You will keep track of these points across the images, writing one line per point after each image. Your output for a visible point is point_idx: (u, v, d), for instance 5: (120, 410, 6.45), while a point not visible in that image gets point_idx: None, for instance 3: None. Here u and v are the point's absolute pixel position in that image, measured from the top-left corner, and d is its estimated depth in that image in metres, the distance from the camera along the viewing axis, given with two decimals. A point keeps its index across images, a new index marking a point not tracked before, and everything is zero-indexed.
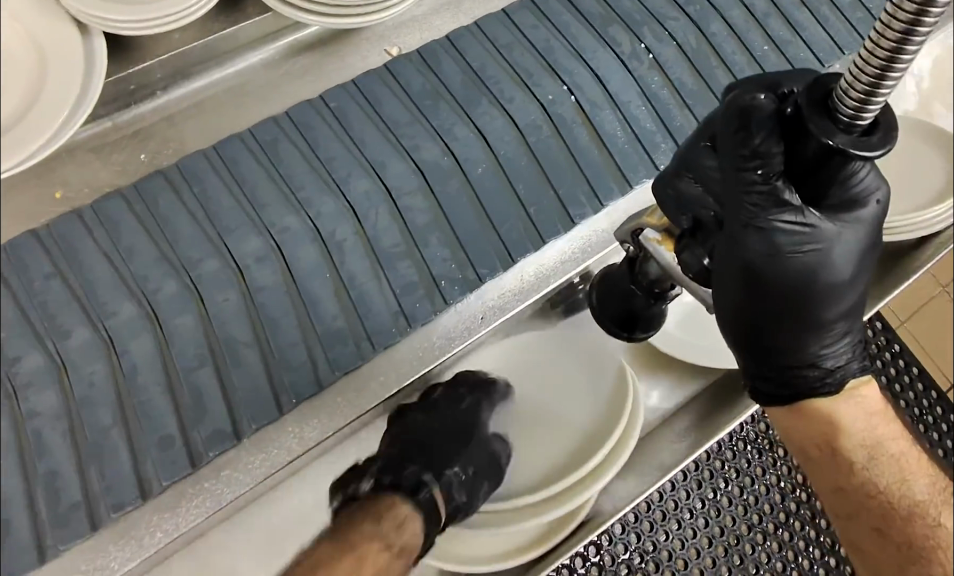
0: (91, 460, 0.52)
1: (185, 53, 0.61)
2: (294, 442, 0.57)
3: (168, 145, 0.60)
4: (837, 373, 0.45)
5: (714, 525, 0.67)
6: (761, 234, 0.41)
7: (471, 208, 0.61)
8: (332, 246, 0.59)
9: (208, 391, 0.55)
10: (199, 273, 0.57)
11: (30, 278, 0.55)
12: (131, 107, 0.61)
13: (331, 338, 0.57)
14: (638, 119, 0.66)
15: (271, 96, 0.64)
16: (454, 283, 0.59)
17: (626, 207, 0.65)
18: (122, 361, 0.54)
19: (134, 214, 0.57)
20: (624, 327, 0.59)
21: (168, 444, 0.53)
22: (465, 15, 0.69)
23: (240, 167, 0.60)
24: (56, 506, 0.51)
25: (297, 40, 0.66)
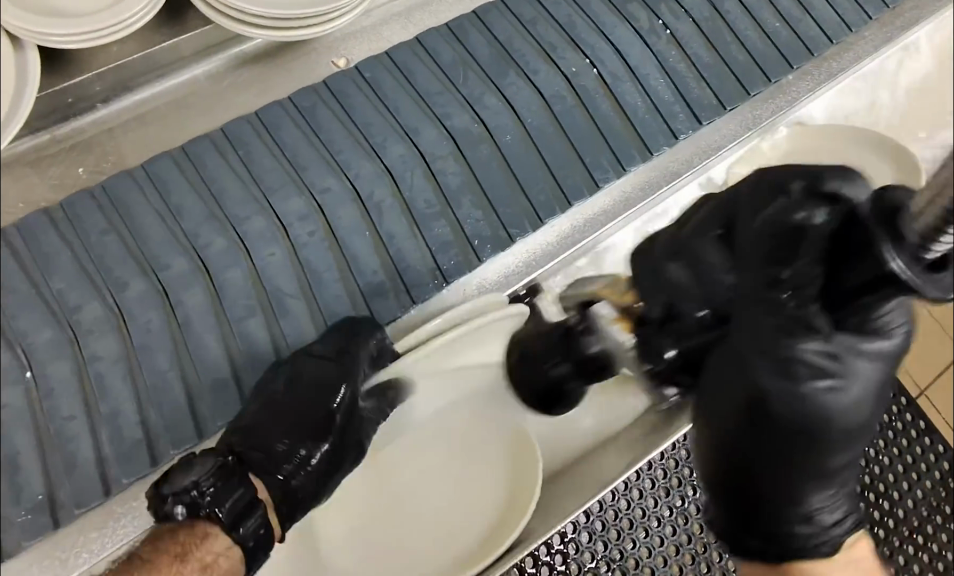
0: (150, 401, 0.52)
1: (123, 66, 0.61)
2: None
3: (106, 159, 0.60)
4: (830, 534, 0.42)
5: (682, 533, 0.66)
6: (780, 361, 0.39)
7: (501, 174, 0.62)
8: (371, 208, 0.59)
9: (258, 339, 0.56)
10: (248, 230, 0.56)
11: (85, 233, 0.54)
12: (70, 120, 0.60)
13: (373, 292, 0.59)
14: (658, 91, 0.68)
15: (213, 109, 0.64)
16: (487, 241, 0.61)
17: (571, 220, 0.65)
18: (177, 312, 0.54)
19: (181, 172, 0.57)
20: (545, 402, 0.63)
21: (222, 387, 0.54)
22: (415, 26, 0.69)
23: (282, 132, 0.60)
24: (119, 442, 0.51)
25: (244, 51, 0.66)
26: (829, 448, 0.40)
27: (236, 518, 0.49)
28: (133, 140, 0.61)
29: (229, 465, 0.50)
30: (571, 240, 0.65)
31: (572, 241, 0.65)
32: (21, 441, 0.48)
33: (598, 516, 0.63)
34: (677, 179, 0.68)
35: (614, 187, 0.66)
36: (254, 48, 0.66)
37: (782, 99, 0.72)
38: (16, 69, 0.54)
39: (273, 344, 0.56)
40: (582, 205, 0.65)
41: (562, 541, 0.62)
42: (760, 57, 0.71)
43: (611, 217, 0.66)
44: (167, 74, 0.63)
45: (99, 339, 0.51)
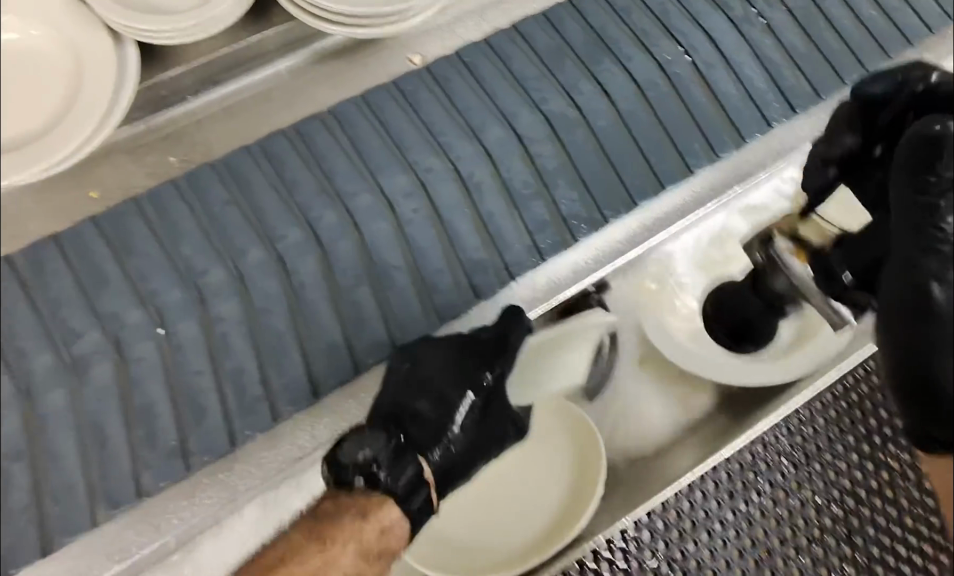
0: (270, 362, 0.55)
1: (215, 58, 0.64)
2: (307, 440, 0.57)
3: (195, 149, 0.63)
4: None
5: (746, 537, 0.64)
6: (940, 250, 0.45)
7: (596, 157, 0.64)
8: (471, 187, 0.61)
9: (366, 306, 0.58)
10: (355, 205, 0.59)
11: (209, 204, 0.57)
12: (163, 112, 0.63)
13: (474, 267, 0.60)
14: (752, 79, 0.68)
15: (295, 102, 0.66)
16: (583, 223, 0.62)
17: (640, 219, 0.65)
18: (293, 279, 0.57)
19: (294, 148, 0.61)
20: (733, 338, 0.71)
21: (334, 351, 0.57)
22: (487, 24, 0.70)
23: (386, 114, 0.63)
24: (243, 397, 0.54)
25: (324, 47, 0.68)
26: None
27: (397, 489, 0.53)
28: (222, 131, 0.64)
29: (398, 442, 0.54)
30: (639, 239, 0.65)
31: (639, 240, 0.65)
32: (155, 393, 0.52)
33: (660, 515, 0.63)
34: (748, 181, 0.68)
35: (686, 186, 0.66)
36: (333, 44, 0.68)
37: None
38: (117, 62, 0.57)
39: (381, 313, 0.58)
40: (653, 206, 0.65)
41: (625, 538, 0.62)
42: (857, 46, 0.71)
43: (680, 216, 0.66)
44: (256, 68, 0.66)
45: (221, 301, 0.55)
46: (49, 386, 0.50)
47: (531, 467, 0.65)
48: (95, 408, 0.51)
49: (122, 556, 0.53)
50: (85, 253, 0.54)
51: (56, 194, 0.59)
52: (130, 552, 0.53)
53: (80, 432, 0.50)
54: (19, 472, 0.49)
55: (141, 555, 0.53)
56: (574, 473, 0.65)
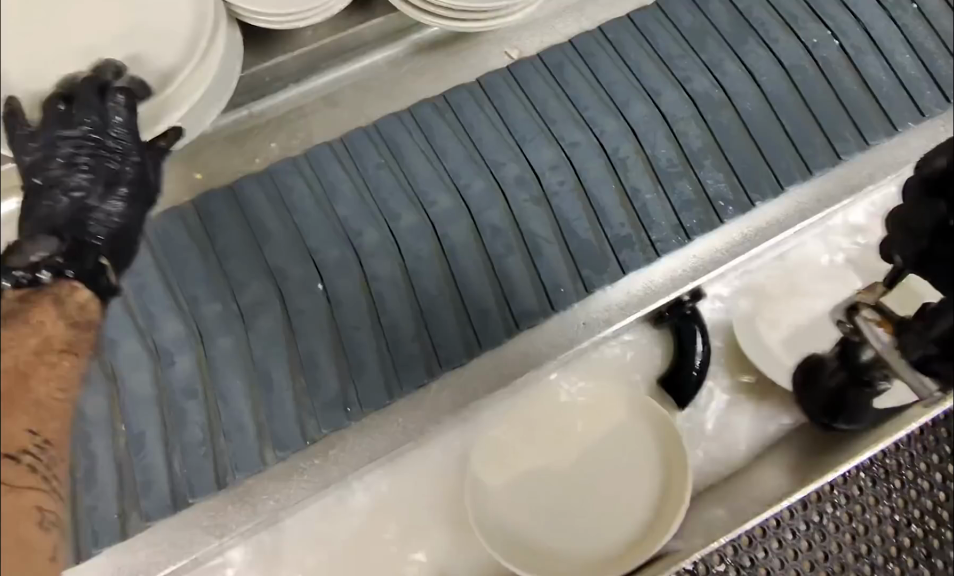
0: (425, 321, 0.57)
1: (318, 48, 0.65)
2: (398, 432, 0.56)
3: (295, 136, 0.63)
4: None
5: (819, 549, 0.59)
6: None
7: (742, 140, 0.64)
8: (617, 164, 0.62)
9: (516, 275, 0.58)
10: (503, 175, 0.61)
11: (363, 167, 0.61)
12: (265, 98, 0.64)
13: (619, 242, 0.60)
14: (903, 66, 0.67)
15: (392, 92, 0.66)
16: (729, 203, 0.62)
17: (742, 228, 0.62)
18: (443, 243, 0.59)
19: (443, 120, 0.63)
20: (826, 413, 0.60)
21: (485, 315, 0.57)
22: (587, 19, 0.70)
23: (531, 88, 0.65)
24: (398, 355, 0.56)
25: (421, 40, 0.68)
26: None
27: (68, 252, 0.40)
28: (320, 119, 0.64)
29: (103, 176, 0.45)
30: (741, 248, 0.62)
31: (741, 248, 0.62)
32: (317, 343, 0.55)
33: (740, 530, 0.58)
34: (857, 193, 0.64)
35: (790, 197, 0.63)
36: (431, 36, 0.68)
37: None
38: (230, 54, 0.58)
39: (531, 281, 0.58)
40: (756, 214, 0.63)
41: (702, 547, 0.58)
42: None
43: (786, 227, 0.63)
44: (358, 57, 0.67)
45: (377, 261, 0.58)
46: (217, 331, 0.55)
47: (611, 454, 0.60)
48: (260, 355, 0.55)
49: (221, 529, 0.53)
50: (249, 205, 0.58)
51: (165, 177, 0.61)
52: (229, 527, 0.53)
53: (246, 375, 0.54)
54: (194, 409, 0.53)
55: (240, 531, 0.53)
56: (662, 455, 0.59)
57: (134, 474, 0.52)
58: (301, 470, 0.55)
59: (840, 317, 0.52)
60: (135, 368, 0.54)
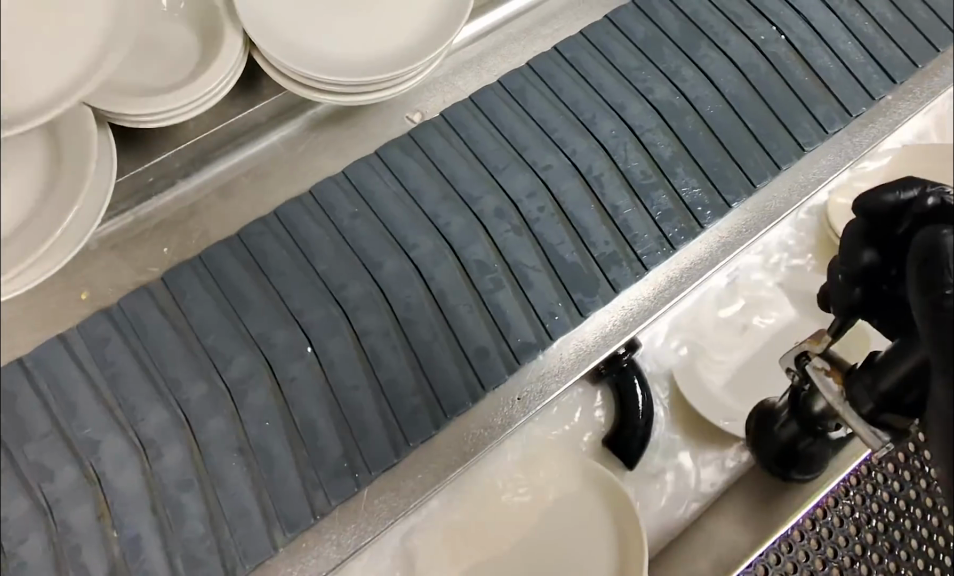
0: (424, 365, 0.55)
1: (199, 142, 0.60)
2: (333, 550, 0.52)
3: (190, 236, 0.58)
4: None
5: (787, 562, 0.56)
6: None
7: (709, 144, 0.64)
8: (592, 181, 0.61)
9: (510, 310, 0.56)
10: (482, 208, 0.59)
11: (339, 218, 0.57)
12: (152, 199, 0.59)
13: (608, 261, 0.59)
14: (848, 55, 0.69)
15: (293, 177, 0.62)
16: (707, 208, 0.62)
17: (667, 271, 0.60)
18: (432, 287, 0.56)
19: (412, 158, 0.61)
20: (782, 465, 0.59)
21: (484, 354, 0.55)
22: (487, 71, 0.67)
23: (499, 116, 0.63)
24: (402, 409, 0.54)
25: (316, 114, 0.64)
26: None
27: None
28: (217, 214, 0.60)
29: None
30: (668, 293, 0.60)
31: (668, 295, 0.59)
32: (314, 411, 0.53)
33: None
34: (774, 221, 0.63)
35: (707, 235, 0.62)
36: (324, 110, 0.64)
37: (881, 120, 0.69)
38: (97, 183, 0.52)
39: (524, 312, 0.57)
40: (674, 258, 0.61)
41: None
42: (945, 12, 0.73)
43: (708, 266, 0.61)
44: (248, 143, 0.62)
45: (367, 315, 0.55)
46: (206, 414, 0.51)
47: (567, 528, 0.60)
48: (256, 432, 0.52)
49: None
50: (221, 273, 0.55)
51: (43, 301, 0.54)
52: None
53: (244, 454, 0.51)
54: (192, 501, 0.50)
55: None
56: (617, 523, 0.59)
57: None
58: (311, 550, 0.52)
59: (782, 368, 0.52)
60: (120, 468, 0.49)
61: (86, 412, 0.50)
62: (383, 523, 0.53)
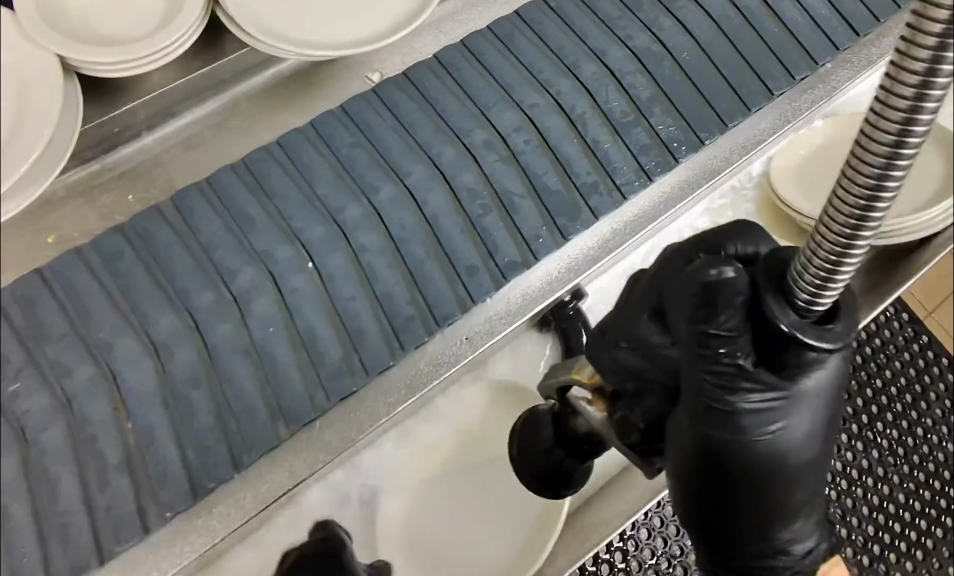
0: (415, 281, 0.57)
1: (164, 93, 0.63)
2: (285, 476, 0.54)
3: (155, 184, 0.61)
4: (806, 559, 0.42)
5: None
6: (724, 414, 0.39)
7: (685, 87, 0.65)
8: (575, 120, 0.63)
9: (497, 232, 0.59)
10: (472, 140, 0.61)
11: (337, 147, 0.60)
12: (115, 149, 0.61)
13: (589, 189, 0.61)
14: (816, 9, 0.70)
15: (254, 129, 0.65)
16: (682, 143, 0.63)
17: (611, 223, 0.62)
18: (426, 210, 0.59)
19: (411, 98, 0.63)
20: (548, 486, 0.58)
21: (474, 271, 0.58)
22: (446, 36, 0.69)
23: (486, 56, 0.65)
24: (394, 320, 0.56)
25: (279, 73, 0.67)
26: (782, 484, 0.40)
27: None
28: (181, 162, 0.63)
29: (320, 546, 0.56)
30: (612, 244, 0.62)
31: (613, 245, 0.61)
32: (314, 317, 0.55)
33: (655, 513, 0.64)
34: (717, 177, 0.65)
35: (653, 187, 0.63)
36: (290, 68, 0.67)
37: (820, 88, 0.69)
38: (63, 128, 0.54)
39: (511, 235, 0.59)
40: (622, 209, 0.62)
41: (622, 538, 0.63)
42: None
43: (651, 219, 0.62)
44: (213, 96, 0.65)
45: (362, 233, 0.58)
46: (215, 318, 0.53)
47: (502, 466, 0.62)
48: (260, 334, 0.54)
49: None
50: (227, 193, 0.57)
51: None
52: None
53: (250, 356, 0.53)
54: (200, 397, 0.51)
55: None
56: None
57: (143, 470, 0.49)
58: (289, 459, 0.55)
59: (550, 392, 0.52)
60: (135, 366, 0.49)
61: (100, 312, 0.49)
62: (332, 452, 0.56)
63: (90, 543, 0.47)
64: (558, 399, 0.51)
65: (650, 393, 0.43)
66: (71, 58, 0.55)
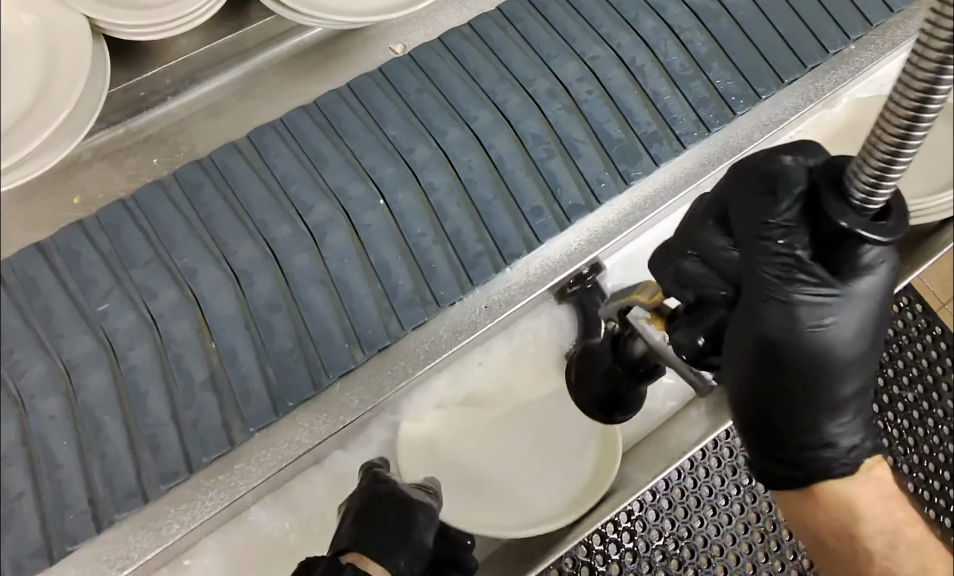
0: (483, 217, 0.59)
1: (193, 58, 0.64)
2: (305, 436, 0.55)
3: (179, 149, 0.62)
4: (851, 453, 0.42)
5: (748, 511, 0.61)
6: (784, 306, 0.40)
7: (743, 45, 0.66)
8: (635, 71, 0.64)
9: (560, 175, 0.61)
10: (535, 89, 0.63)
11: (405, 93, 0.62)
12: (141, 112, 0.63)
13: (649, 138, 0.62)
14: None
15: (278, 96, 0.65)
16: (740, 98, 0.64)
17: (631, 198, 0.62)
18: (491, 153, 0.60)
19: (472, 45, 0.65)
20: (603, 410, 0.60)
21: (540, 214, 0.59)
22: (470, 9, 0.69)
23: (547, 10, 0.67)
24: (464, 254, 0.58)
25: (304, 40, 0.67)
26: (831, 378, 0.42)
27: None
28: (203, 128, 0.63)
29: None
30: (632, 218, 0.62)
31: (633, 219, 0.62)
32: (385, 251, 0.57)
33: (665, 494, 0.60)
34: (737, 156, 0.64)
35: (673, 164, 0.63)
36: (316, 37, 0.68)
37: (844, 69, 0.68)
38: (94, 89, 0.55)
39: (574, 179, 0.61)
40: (641, 184, 0.63)
41: (630, 518, 0.59)
42: None
43: (671, 194, 0.63)
44: (233, 66, 0.65)
45: (431, 171, 0.59)
46: (291, 249, 0.56)
47: (542, 437, 0.64)
48: (335, 267, 0.56)
49: (123, 561, 0.52)
50: (301, 133, 0.60)
51: (41, 202, 0.58)
52: (130, 558, 0.52)
53: (326, 286, 0.56)
54: (280, 321, 0.55)
55: (143, 560, 0.52)
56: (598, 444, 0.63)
57: (159, 421, 0.52)
58: (307, 420, 0.56)
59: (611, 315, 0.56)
60: (215, 293, 0.55)
61: (183, 243, 0.55)
62: (354, 412, 0.56)
63: (178, 451, 0.52)
64: (619, 322, 0.54)
65: (714, 304, 0.46)
66: (102, 23, 0.55)
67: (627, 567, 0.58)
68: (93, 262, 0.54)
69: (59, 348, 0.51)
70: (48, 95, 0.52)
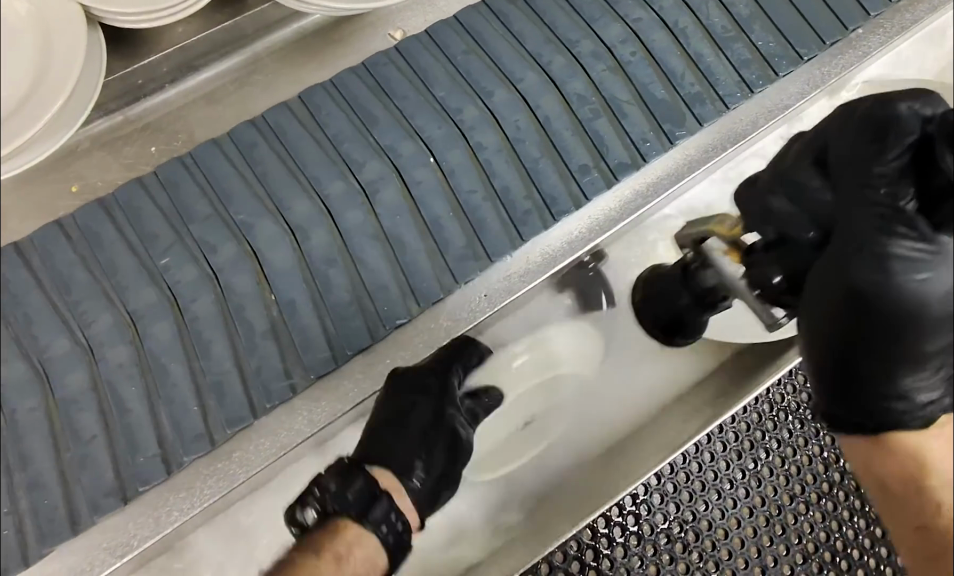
0: (531, 174, 0.60)
1: (189, 45, 0.64)
2: (305, 425, 0.55)
3: (178, 136, 0.62)
4: (925, 409, 0.42)
5: (755, 495, 0.60)
6: (877, 256, 0.40)
7: (786, 8, 0.66)
8: (678, 34, 0.65)
9: (605, 133, 0.61)
10: (580, 50, 0.63)
11: (452, 54, 0.63)
12: (141, 100, 0.62)
13: (692, 98, 0.63)
14: None
15: (275, 81, 0.65)
16: (783, 58, 0.65)
17: (634, 185, 0.62)
18: (538, 113, 0.61)
19: (517, 8, 0.65)
20: (668, 331, 0.64)
21: (587, 171, 0.60)
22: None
23: None
24: (514, 209, 0.59)
25: (302, 27, 0.67)
26: (920, 334, 0.40)
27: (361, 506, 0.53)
28: (199, 117, 0.63)
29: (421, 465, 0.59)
30: (634, 206, 0.61)
31: (634, 207, 0.61)
32: (437, 207, 0.58)
33: (669, 478, 0.59)
34: (741, 142, 0.64)
35: (676, 151, 0.63)
36: (313, 23, 0.67)
37: (850, 54, 0.67)
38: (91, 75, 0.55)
39: (619, 138, 0.61)
40: (644, 171, 0.62)
41: (634, 501, 0.59)
42: None
43: (675, 181, 0.62)
44: (232, 53, 0.65)
45: (481, 131, 0.60)
46: (346, 205, 0.57)
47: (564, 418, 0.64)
48: (389, 223, 0.57)
49: (123, 548, 0.52)
50: (353, 96, 0.61)
51: (41, 189, 0.59)
52: (131, 544, 0.52)
53: (380, 241, 0.57)
54: (336, 274, 0.56)
55: (144, 546, 0.52)
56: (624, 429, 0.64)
57: (208, 376, 0.53)
58: (306, 408, 0.56)
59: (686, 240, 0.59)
60: (275, 246, 0.56)
61: (242, 198, 0.57)
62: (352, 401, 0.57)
63: (243, 399, 0.53)
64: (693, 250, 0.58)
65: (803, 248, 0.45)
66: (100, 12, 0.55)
67: (631, 550, 0.58)
68: (154, 216, 0.56)
69: (124, 299, 0.53)
70: (47, 81, 0.52)
